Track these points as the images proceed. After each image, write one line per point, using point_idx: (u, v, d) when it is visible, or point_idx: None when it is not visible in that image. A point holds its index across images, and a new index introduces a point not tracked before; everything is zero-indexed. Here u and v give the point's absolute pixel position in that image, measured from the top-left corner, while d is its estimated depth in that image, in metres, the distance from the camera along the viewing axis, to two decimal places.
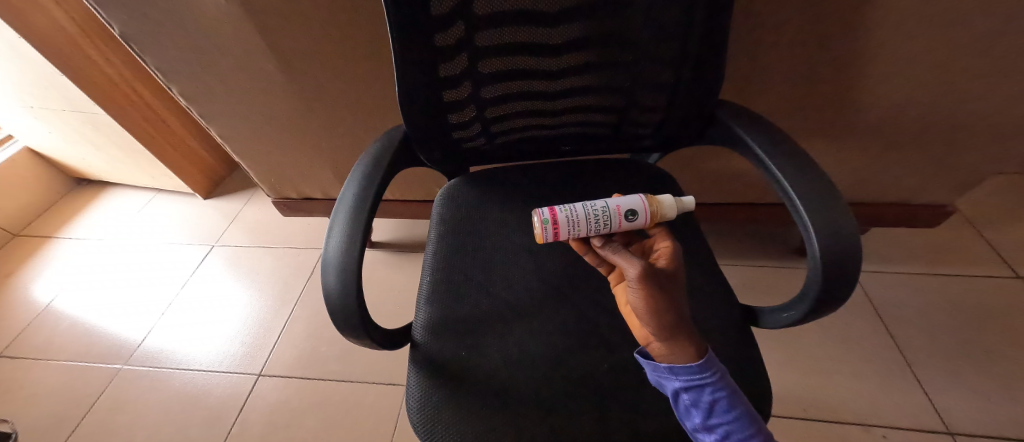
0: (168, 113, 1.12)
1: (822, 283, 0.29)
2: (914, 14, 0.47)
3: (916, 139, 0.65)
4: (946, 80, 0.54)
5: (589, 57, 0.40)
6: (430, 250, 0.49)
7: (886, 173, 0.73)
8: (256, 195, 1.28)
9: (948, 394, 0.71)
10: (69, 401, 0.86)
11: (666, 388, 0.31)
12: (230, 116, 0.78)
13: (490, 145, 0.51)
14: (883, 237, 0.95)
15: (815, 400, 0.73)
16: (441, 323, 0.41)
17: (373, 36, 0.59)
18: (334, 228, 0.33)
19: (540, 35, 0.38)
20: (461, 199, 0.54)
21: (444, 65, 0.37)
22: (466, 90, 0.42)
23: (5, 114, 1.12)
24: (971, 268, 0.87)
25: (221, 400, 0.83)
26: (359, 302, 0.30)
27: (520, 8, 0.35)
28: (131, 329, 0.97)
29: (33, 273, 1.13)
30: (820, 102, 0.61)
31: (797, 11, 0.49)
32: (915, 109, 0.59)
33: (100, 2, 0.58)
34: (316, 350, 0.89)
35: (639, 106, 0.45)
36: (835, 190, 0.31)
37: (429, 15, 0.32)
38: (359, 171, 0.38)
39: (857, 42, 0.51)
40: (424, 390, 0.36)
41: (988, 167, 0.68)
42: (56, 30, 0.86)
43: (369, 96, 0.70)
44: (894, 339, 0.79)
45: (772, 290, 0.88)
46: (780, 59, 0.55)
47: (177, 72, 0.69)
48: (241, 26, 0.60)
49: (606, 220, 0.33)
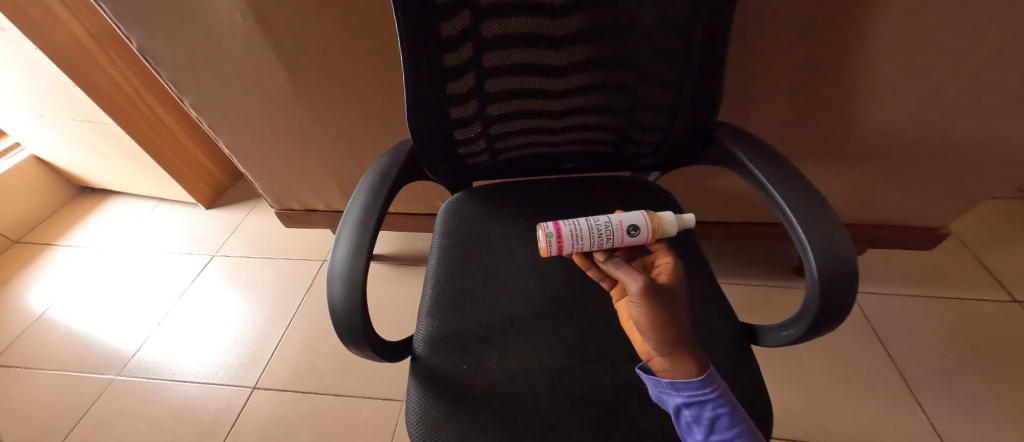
0: (175, 123, 1.14)
1: (819, 300, 0.30)
2: (898, 40, 0.50)
3: (908, 162, 0.66)
4: (931, 106, 0.57)
5: (590, 78, 0.42)
6: (432, 262, 0.50)
7: (882, 195, 0.74)
8: (258, 206, 1.29)
9: (948, 417, 0.70)
10: (58, 412, 0.84)
11: (667, 404, 0.31)
12: (239, 127, 0.80)
13: (494, 161, 0.53)
14: (881, 259, 0.96)
15: (817, 422, 0.72)
16: (442, 336, 0.41)
17: (384, 53, 0.61)
18: (341, 239, 0.33)
19: (544, 57, 0.40)
20: (464, 213, 0.55)
21: (453, 84, 0.39)
22: (473, 108, 0.43)
23: (16, 122, 1.14)
24: (968, 292, 0.88)
25: (214, 413, 0.82)
26: (363, 312, 0.30)
27: (525, 32, 0.37)
28: (126, 339, 0.96)
29: (30, 280, 1.12)
30: (813, 123, 0.63)
31: (789, 36, 0.52)
32: (905, 133, 0.62)
33: (120, 16, 0.60)
34: (313, 363, 0.88)
35: (639, 126, 0.47)
36: (830, 209, 0.32)
37: (439, 35, 0.34)
38: (366, 184, 0.39)
39: (846, 66, 0.54)
40: (424, 403, 0.36)
41: (980, 191, 0.69)
42: (73, 43, 0.89)
43: (377, 110, 0.71)
44: (894, 360, 0.78)
45: (772, 309, 0.88)
46: (775, 82, 0.58)
47: (189, 84, 0.71)
48: (256, 43, 0.62)
49: (609, 235, 0.34)
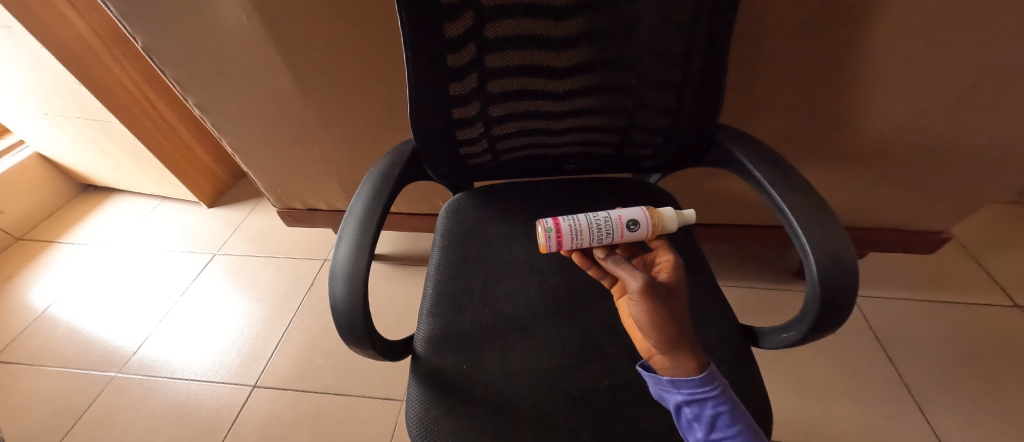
0: (179, 121, 1.14)
1: (820, 302, 0.30)
2: (897, 43, 0.50)
3: (909, 165, 0.66)
4: (932, 109, 0.57)
5: (591, 80, 0.43)
6: (433, 262, 0.50)
7: (884, 198, 0.74)
8: (260, 205, 1.29)
9: (948, 420, 0.70)
10: (59, 409, 0.84)
11: (668, 401, 0.31)
12: (241, 126, 0.80)
13: (495, 162, 0.53)
14: (882, 262, 0.96)
15: (817, 426, 0.72)
16: (442, 335, 0.41)
17: (386, 51, 0.61)
18: (343, 238, 0.34)
19: (546, 58, 0.40)
20: (465, 214, 0.55)
21: (455, 85, 0.39)
22: (475, 108, 0.43)
23: (19, 119, 1.14)
24: (970, 296, 0.87)
25: (215, 411, 0.82)
26: (365, 311, 0.31)
27: (526, 34, 0.37)
28: (127, 337, 0.96)
29: (32, 277, 1.12)
30: (814, 126, 0.63)
31: (792, 38, 0.52)
32: (907, 137, 0.62)
33: (126, 15, 0.61)
34: (313, 362, 0.88)
35: (639, 128, 0.47)
36: (831, 211, 0.32)
37: (443, 36, 0.34)
38: (369, 183, 0.39)
39: (846, 69, 0.54)
40: (424, 402, 0.36)
41: (982, 195, 0.69)
42: (77, 41, 0.90)
43: (380, 109, 0.72)
44: (894, 363, 0.78)
45: (773, 312, 0.88)
46: (777, 84, 0.58)
47: (193, 83, 0.71)
48: (259, 42, 0.63)
49: (608, 231, 0.34)
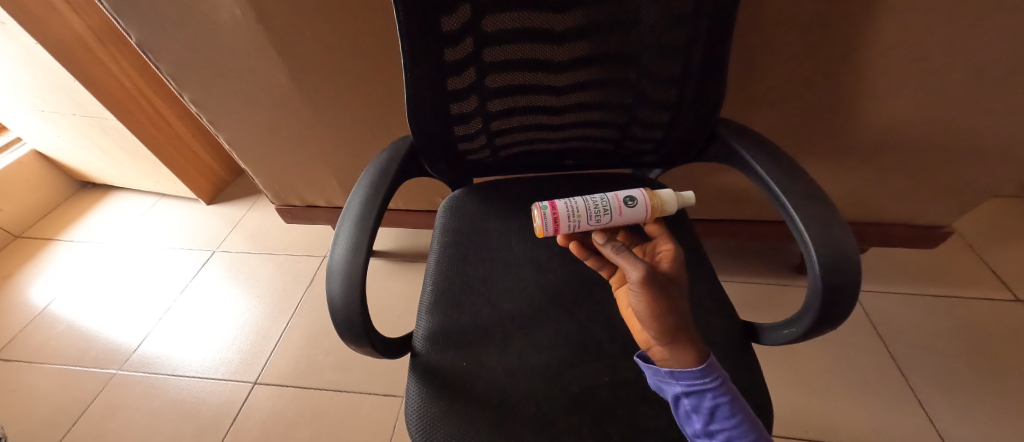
0: (176, 118, 1.13)
1: (821, 300, 0.30)
2: (903, 38, 0.49)
3: (913, 159, 0.66)
4: (939, 103, 0.56)
5: (592, 74, 0.42)
6: (432, 259, 0.50)
7: (887, 192, 0.73)
8: (258, 202, 1.28)
9: (947, 414, 0.70)
10: (61, 407, 0.85)
11: (666, 393, 0.31)
12: (239, 123, 0.79)
13: (495, 158, 0.53)
14: (882, 257, 0.95)
15: (816, 421, 0.72)
16: (441, 333, 0.41)
17: (383, 45, 0.60)
18: (340, 236, 0.33)
19: (545, 52, 0.39)
20: (464, 210, 0.55)
21: (452, 79, 0.38)
22: (473, 104, 0.43)
23: (15, 116, 1.14)
24: (973, 290, 0.87)
25: (215, 407, 0.82)
26: (362, 310, 0.30)
27: (525, 27, 0.36)
28: (127, 334, 0.97)
29: (32, 275, 1.13)
30: (816, 121, 0.62)
31: (797, 30, 0.51)
32: (911, 131, 0.61)
33: (118, 12, 0.60)
34: (314, 358, 0.88)
35: (639, 123, 0.47)
36: (833, 207, 0.31)
37: (440, 30, 0.33)
38: (366, 179, 0.39)
39: (851, 62, 0.53)
40: (423, 400, 0.36)
41: (985, 189, 0.69)
42: (72, 37, 0.89)
43: (377, 104, 0.71)
44: (895, 358, 0.78)
45: (773, 307, 0.88)
46: (781, 77, 0.57)
47: (189, 79, 0.71)
48: (256, 40, 0.62)
49: (606, 208, 0.34)
